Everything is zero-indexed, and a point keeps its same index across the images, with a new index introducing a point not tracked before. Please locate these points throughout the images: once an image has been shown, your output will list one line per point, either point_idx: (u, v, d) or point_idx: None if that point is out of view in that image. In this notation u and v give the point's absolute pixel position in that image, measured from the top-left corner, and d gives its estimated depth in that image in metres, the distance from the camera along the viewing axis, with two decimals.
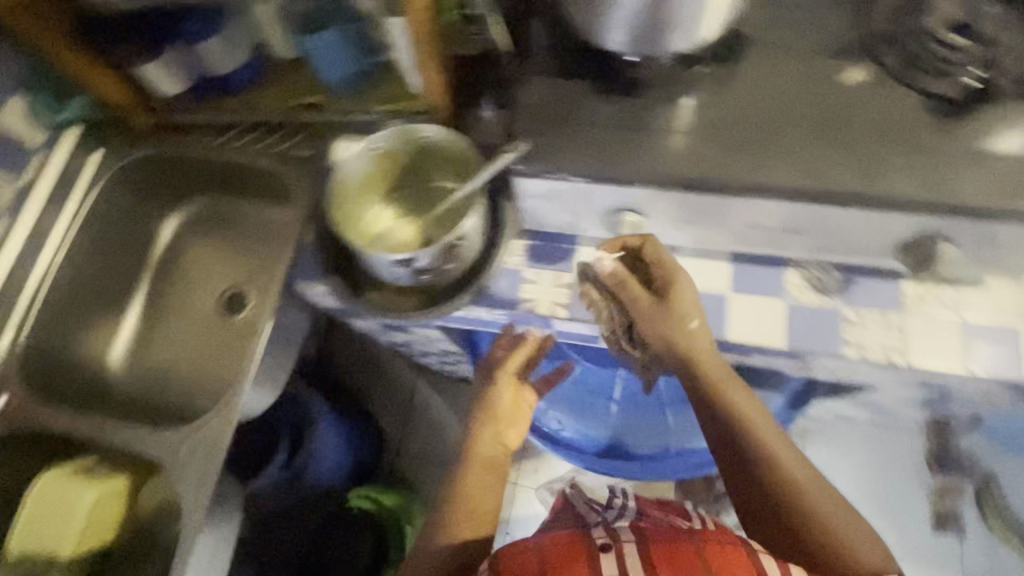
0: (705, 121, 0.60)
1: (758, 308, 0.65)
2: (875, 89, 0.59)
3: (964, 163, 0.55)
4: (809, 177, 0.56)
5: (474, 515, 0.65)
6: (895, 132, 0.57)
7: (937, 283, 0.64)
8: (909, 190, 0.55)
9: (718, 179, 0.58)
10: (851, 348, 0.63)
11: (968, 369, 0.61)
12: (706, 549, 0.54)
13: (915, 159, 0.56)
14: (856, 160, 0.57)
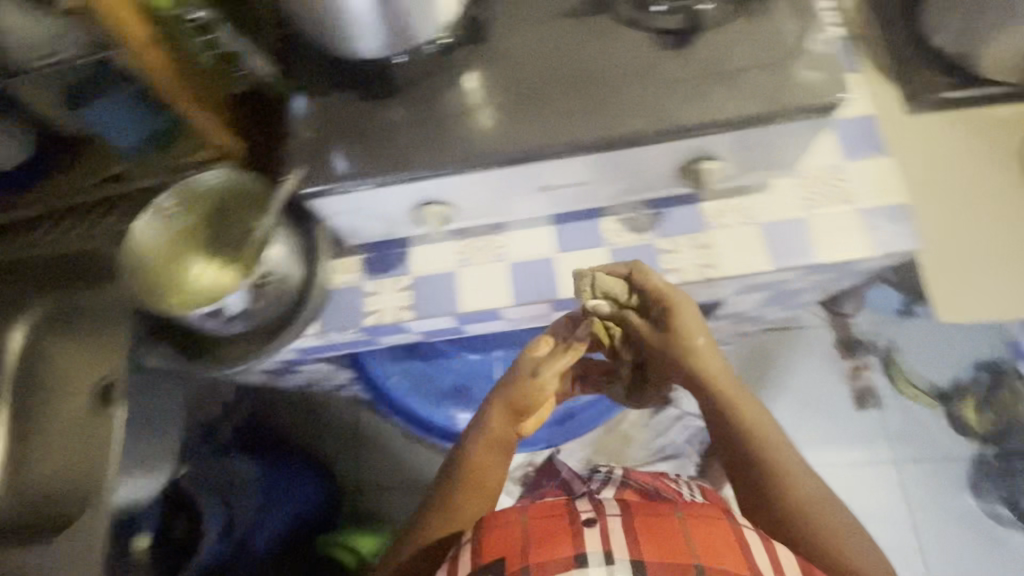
0: (502, 95, 0.61)
1: (583, 262, 0.69)
2: (627, 28, 0.61)
3: (714, 81, 0.59)
4: (606, 123, 0.59)
5: (469, 502, 0.63)
6: (655, 64, 0.60)
7: (733, 196, 0.69)
8: (691, 114, 0.58)
9: (529, 146, 0.59)
10: (671, 275, 0.67)
11: (773, 266, 0.66)
12: (688, 525, 0.60)
13: (690, 82, 0.59)
14: (639, 97, 0.59)
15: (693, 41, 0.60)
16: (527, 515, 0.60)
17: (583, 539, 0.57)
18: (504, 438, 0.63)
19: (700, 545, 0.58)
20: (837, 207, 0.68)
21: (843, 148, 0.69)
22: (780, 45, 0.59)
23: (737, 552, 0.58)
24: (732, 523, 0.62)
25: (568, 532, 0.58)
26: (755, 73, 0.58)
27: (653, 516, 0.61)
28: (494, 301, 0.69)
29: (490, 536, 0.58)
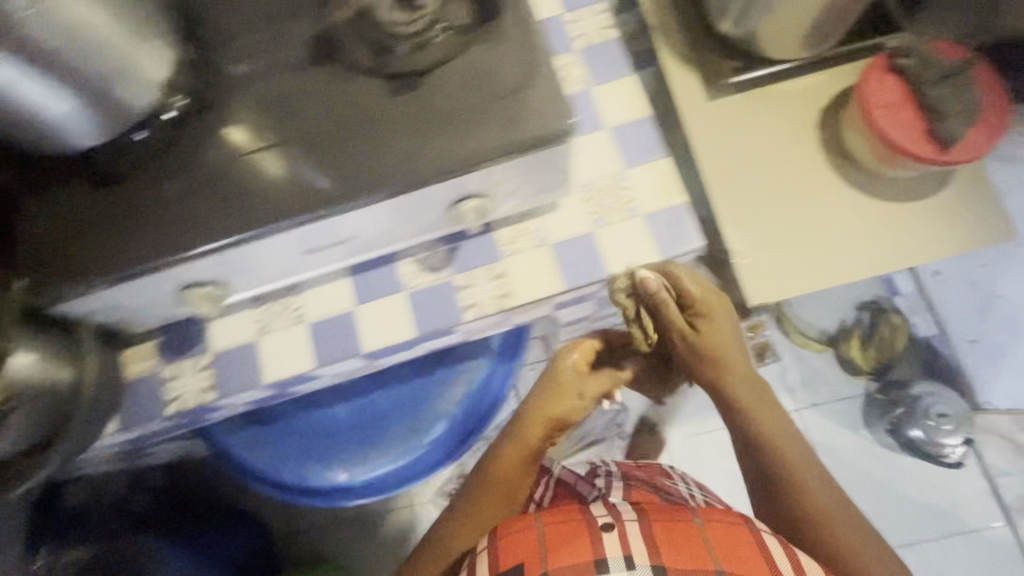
0: (290, 141, 0.58)
1: (383, 311, 0.68)
2: (394, 59, 0.58)
3: (496, 103, 0.57)
4: (400, 161, 0.56)
5: (483, 517, 0.83)
6: (436, 92, 0.58)
7: (524, 221, 0.69)
8: (482, 141, 0.56)
9: (325, 196, 0.56)
10: (470, 312, 0.67)
11: (566, 286, 0.66)
12: (706, 530, 0.72)
13: (475, 106, 0.57)
14: (428, 128, 0.57)
15: (431, 80, 0.58)
16: (543, 522, 0.75)
17: (603, 544, 0.71)
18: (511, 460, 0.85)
19: (720, 552, 0.69)
20: (622, 217, 0.68)
21: (622, 157, 0.70)
22: (516, 74, 0.57)
23: (759, 559, 0.68)
24: (754, 532, 0.72)
25: (589, 537, 0.72)
26: (494, 109, 0.57)
27: (673, 520, 0.75)
28: (298, 367, 0.67)
29: (505, 543, 0.73)
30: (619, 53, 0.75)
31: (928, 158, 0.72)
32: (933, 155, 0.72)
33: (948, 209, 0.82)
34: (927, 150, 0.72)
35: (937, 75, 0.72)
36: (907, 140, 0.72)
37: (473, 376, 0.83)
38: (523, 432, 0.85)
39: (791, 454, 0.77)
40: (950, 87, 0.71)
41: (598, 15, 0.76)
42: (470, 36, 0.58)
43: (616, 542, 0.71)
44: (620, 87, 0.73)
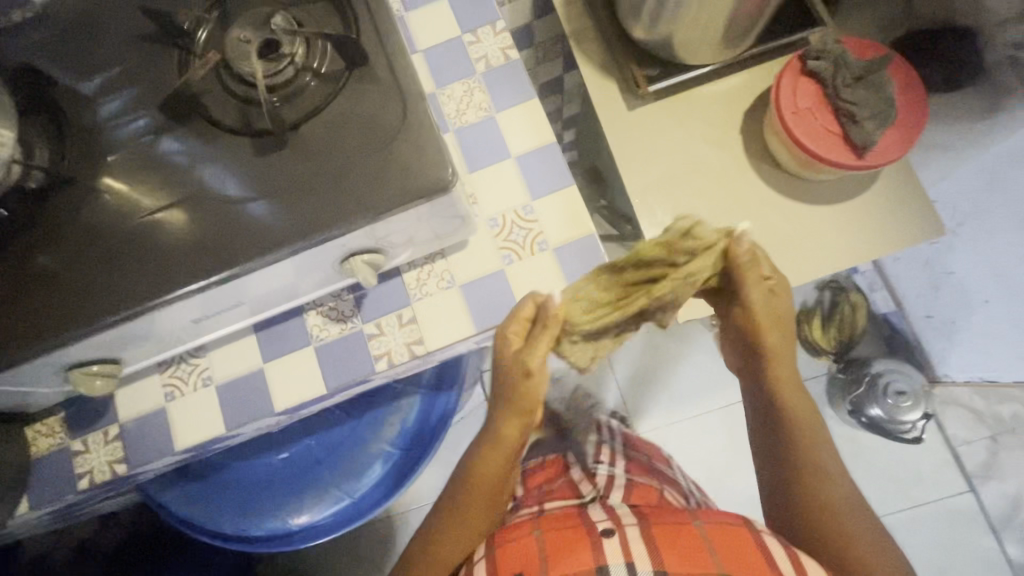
0: (185, 200, 0.54)
1: (292, 367, 0.66)
2: (285, 104, 0.55)
3: (394, 143, 0.53)
4: (299, 215, 0.52)
5: (474, 511, 0.68)
6: (335, 135, 0.54)
7: (433, 261, 0.66)
8: (383, 186, 0.52)
9: (223, 259, 0.52)
10: (382, 361, 0.65)
11: (478, 330, 0.64)
12: (707, 535, 0.67)
13: (372, 148, 0.53)
14: (326, 177, 0.53)
15: (303, 133, 0.54)
16: (541, 531, 0.72)
17: (604, 551, 0.67)
18: (497, 461, 0.66)
19: (721, 552, 0.65)
20: (532, 252, 0.66)
21: (529, 188, 0.67)
22: (391, 120, 0.53)
23: (761, 561, 0.62)
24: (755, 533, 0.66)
25: (585, 547, 0.68)
26: (371, 160, 0.53)
27: (674, 528, 0.69)
28: (208, 433, 0.65)
29: (505, 553, 0.68)
30: (522, 74, 0.71)
31: (845, 164, 0.70)
32: (850, 160, 0.70)
33: (889, 211, 0.80)
34: (844, 155, 0.70)
35: (849, 76, 0.70)
36: (823, 146, 0.70)
37: (408, 413, 0.81)
38: (505, 434, 0.65)
39: (816, 456, 0.63)
40: (864, 88, 0.69)
41: (498, 35, 0.72)
42: (341, 83, 0.55)
43: (614, 552, 0.67)
44: (524, 110, 0.70)
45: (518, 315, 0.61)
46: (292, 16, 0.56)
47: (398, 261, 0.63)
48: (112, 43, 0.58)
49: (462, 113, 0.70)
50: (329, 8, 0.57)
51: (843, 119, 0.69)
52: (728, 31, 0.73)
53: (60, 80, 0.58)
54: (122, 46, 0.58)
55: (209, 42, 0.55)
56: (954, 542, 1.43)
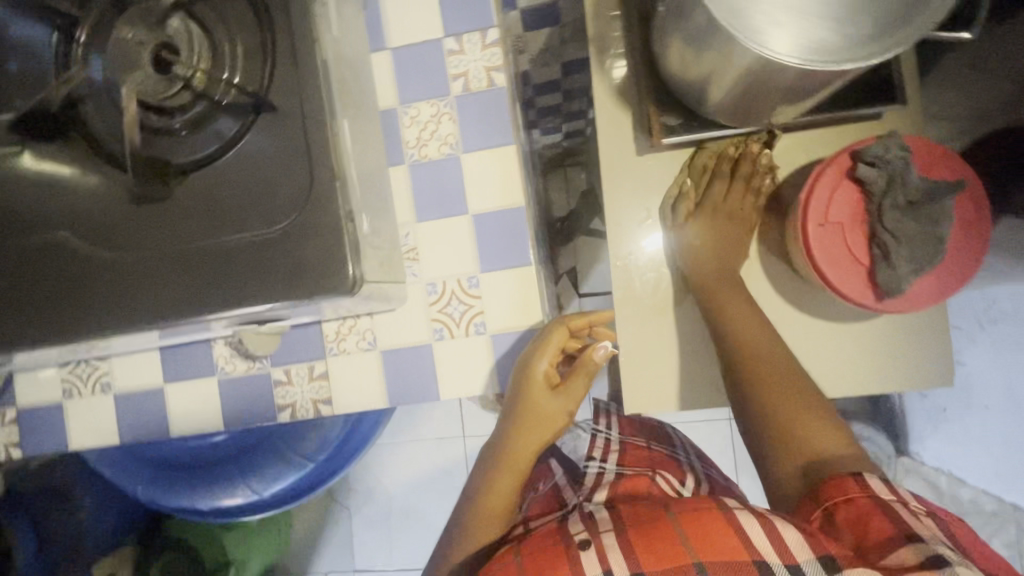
0: (54, 227, 0.45)
1: (192, 394, 0.61)
2: (183, 134, 0.44)
3: (298, 217, 0.42)
4: (176, 283, 0.43)
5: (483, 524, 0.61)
6: (232, 187, 0.43)
7: (357, 318, 0.58)
8: (276, 269, 0.42)
9: (87, 314, 0.44)
10: (286, 412, 0.60)
11: (392, 404, 0.59)
12: (685, 529, 0.50)
13: (273, 214, 0.42)
14: (216, 239, 0.43)
15: (194, 185, 0.43)
16: (522, 554, 0.54)
17: (582, 559, 0.51)
18: (508, 484, 0.62)
19: (694, 542, 0.49)
20: (467, 332, 0.58)
21: (480, 257, 0.58)
22: (297, 192, 0.42)
23: (730, 535, 0.48)
24: (735, 521, 0.49)
25: (563, 559, 0.52)
26: (270, 231, 0.42)
27: (645, 518, 0.53)
28: (102, 438, 0.63)
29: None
30: (503, 108, 0.58)
31: (858, 301, 0.58)
32: (865, 299, 0.58)
33: (890, 341, 0.68)
34: (860, 291, 0.58)
35: (902, 198, 0.55)
36: (840, 275, 0.58)
37: (330, 430, 0.78)
38: (524, 444, 0.61)
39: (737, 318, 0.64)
40: (915, 219, 0.55)
41: (487, 48, 0.58)
42: (244, 124, 0.43)
43: (592, 554, 0.51)
44: (496, 157, 0.58)
45: (547, 349, 0.56)
46: (196, 19, 0.44)
47: (312, 317, 0.56)
48: None
49: (423, 144, 0.58)
50: (244, 13, 0.44)
51: (874, 250, 0.57)
52: (779, 95, 0.57)
53: None
54: None
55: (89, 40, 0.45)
56: None
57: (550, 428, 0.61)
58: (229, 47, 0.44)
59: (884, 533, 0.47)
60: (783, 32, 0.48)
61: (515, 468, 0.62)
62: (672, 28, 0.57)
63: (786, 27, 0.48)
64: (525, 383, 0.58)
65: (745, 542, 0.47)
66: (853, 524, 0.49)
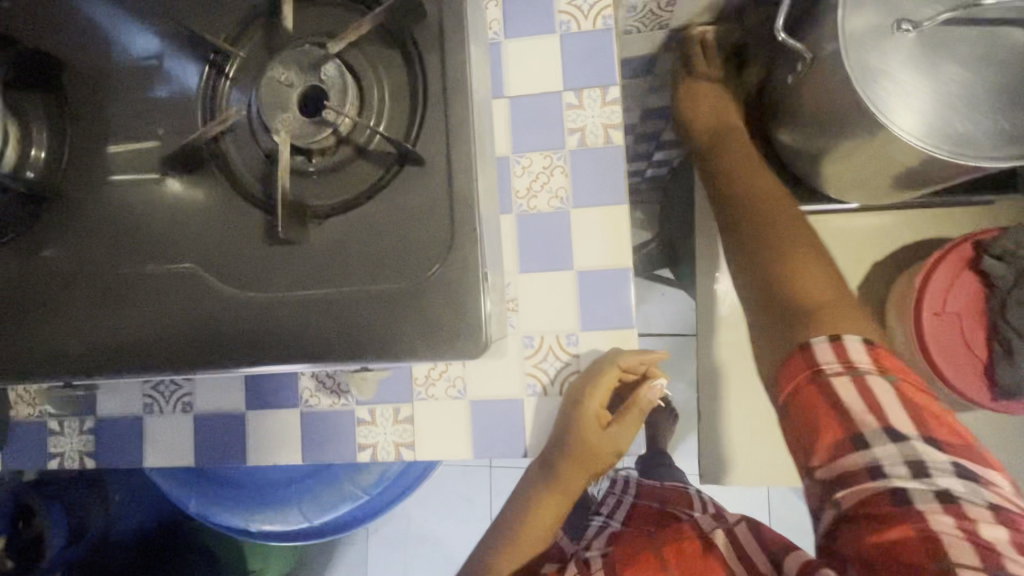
0: (189, 254, 0.45)
1: (273, 425, 0.60)
2: (324, 178, 0.44)
3: (440, 272, 0.41)
4: (308, 326, 0.42)
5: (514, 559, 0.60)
6: (372, 236, 0.43)
7: (448, 364, 0.57)
8: (414, 324, 0.41)
9: (212, 348, 0.43)
10: (366, 452, 0.59)
11: (476, 456, 0.57)
12: (665, 553, 0.55)
13: (411, 269, 0.42)
14: (352, 286, 0.42)
15: (329, 228, 0.43)
16: None
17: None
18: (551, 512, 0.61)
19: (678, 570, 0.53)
20: (562, 390, 0.56)
21: (582, 314, 0.56)
22: (432, 250, 0.42)
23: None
24: (709, 545, 0.54)
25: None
26: (410, 283, 0.41)
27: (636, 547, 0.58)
28: (176, 458, 0.62)
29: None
30: (618, 167, 0.57)
31: (975, 399, 0.55)
32: (982, 397, 0.55)
33: (987, 434, 0.65)
34: (977, 388, 0.55)
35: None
36: (957, 370, 0.55)
37: (390, 464, 0.77)
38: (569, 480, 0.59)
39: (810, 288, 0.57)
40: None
41: (606, 105, 0.57)
42: (387, 175, 0.43)
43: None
44: (606, 215, 0.57)
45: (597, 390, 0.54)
46: (347, 66, 0.44)
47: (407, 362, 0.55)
48: (141, 28, 0.47)
49: (533, 195, 0.58)
50: (397, 67, 0.44)
51: (996, 346, 0.54)
52: (903, 178, 0.55)
53: (71, 57, 0.48)
54: (142, 35, 0.47)
55: (241, 77, 0.45)
56: None
57: (593, 465, 0.58)
58: (379, 98, 0.44)
59: (831, 431, 0.49)
60: (928, 124, 0.48)
61: (553, 504, 0.60)
62: (796, 102, 0.56)
63: (930, 113, 0.48)
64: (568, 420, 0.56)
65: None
66: (801, 417, 0.52)
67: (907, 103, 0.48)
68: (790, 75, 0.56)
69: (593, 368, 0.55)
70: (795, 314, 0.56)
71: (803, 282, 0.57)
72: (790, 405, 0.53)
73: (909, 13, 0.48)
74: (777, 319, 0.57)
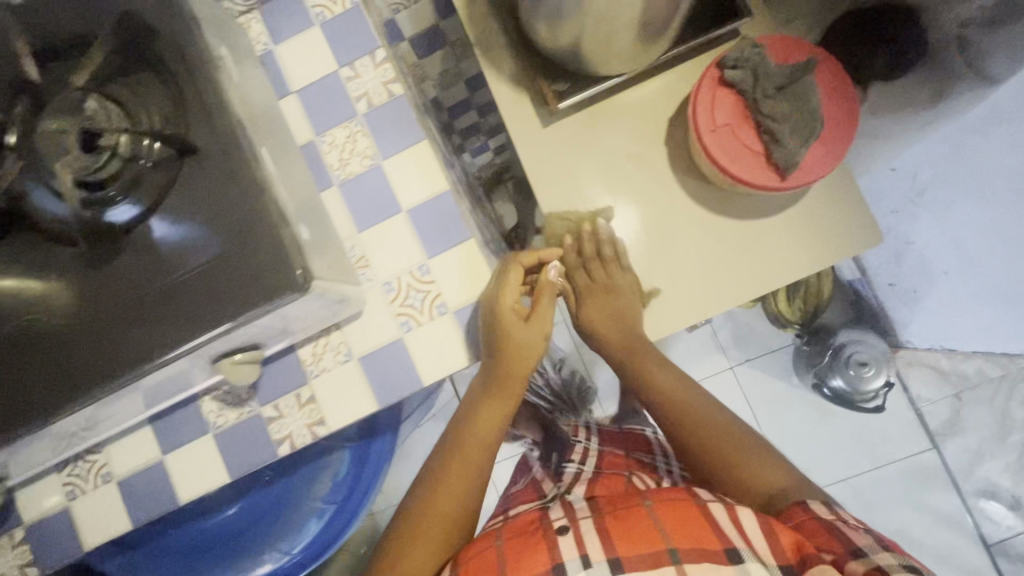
0: (35, 309, 0.48)
1: (192, 457, 0.63)
2: (122, 196, 0.48)
3: (247, 231, 0.46)
4: (158, 326, 0.47)
5: (454, 481, 0.68)
6: (181, 226, 0.47)
7: (327, 334, 0.62)
8: (243, 284, 0.46)
9: (87, 381, 0.47)
10: (285, 445, 0.62)
11: (379, 405, 0.61)
12: (659, 513, 0.61)
13: (224, 238, 0.47)
14: (182, 275, 0.47)
15: (144, 237, 0.48)
16: (501, 539, 0.62)
17: (559, 549, 0.59)
18: (498, 409, 0.74)
19: (672, 529, 0.59)
20: (432, 317, 0.61)
21: (424, 246, 0.62)
22: (231, 220, 0.47)
23: (705, 527, 0.59)
24: (704, 505, 0.61)
25: (544, 548, 0.60)
26: (227, 251, 0.46)
27: (624, 509, 0.63)
28: (114, 529, 0.63)
29: (466, 570, 0.58)
30: (408, 112, 0.64)
31: (768, 186, 0.64)
32: (773, 182, 0.64)
33: (823, 221, 0.74)
34: (767, 178, 0.64)
35: (771, 86, 0.62)
36: (744, 169, 0.64)
37: (338, 466, 0.81)
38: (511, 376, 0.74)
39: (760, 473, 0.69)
40: (788, 101, 0.62)
41: (378, 67, 0.64)
42: (175, 172, 0.48)
43: (568, 546, 0.60)
44: (412, 156, 0.63)
45: (509, 286, 0.63)
46: (108, 96, 0.48)
47: (284, 343, 0.59)
48: None
49: (346, 163, 0.64)
50: (154, 81, 0.49)
51: (764, 137, 0.63)
52: (640, 37, 0.64)
53: None
54: None
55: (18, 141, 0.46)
56: (920, 502, 1.44)
57: (525, 355, 0.73)
58: (146, 112, 0.48)
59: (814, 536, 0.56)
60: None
61: (497, 402, 0.74)
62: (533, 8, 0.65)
63: None
64: (495, 325, 0.62)
65: (719, 534, 0.58)
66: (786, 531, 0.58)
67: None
68: None
69: (481, 284, 0.62)
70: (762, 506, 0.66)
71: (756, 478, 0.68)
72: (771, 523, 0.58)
73: None
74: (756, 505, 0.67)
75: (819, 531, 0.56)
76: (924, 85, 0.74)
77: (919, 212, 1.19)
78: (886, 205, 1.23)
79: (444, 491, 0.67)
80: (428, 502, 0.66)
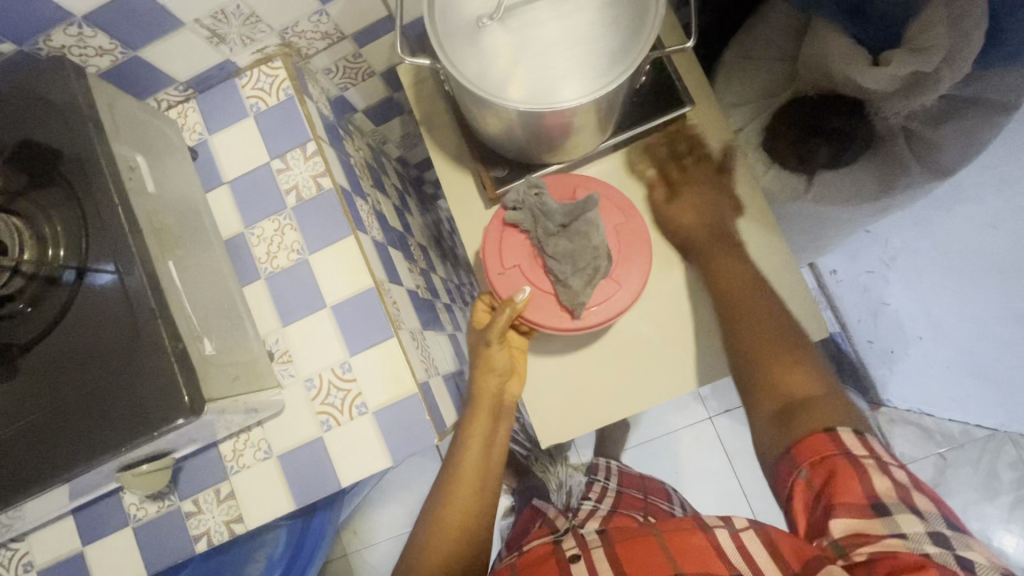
0: None
1: (112, 550, 0.63)
2: (24, 312, 0.48)
3: (137, 352, 0.46)
4: (50, 445, 0.47)
5: (469, 449, 0.65)
6: (80, 346, 0.48)
7: (249, 431, 0.61)
8: (133, 407, 0.46)
9: None
10: (202, 541, 0.62)
11: (295, 504, 0.60)
12: (666, 540, 0.59)
13: (116, 359, 0.47)
14: (76, 396, 0.47)
15: (39, 355, 0.48)
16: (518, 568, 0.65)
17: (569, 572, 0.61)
18: (486, 412, 0.66)
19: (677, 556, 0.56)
20: (351, 416, 0.61)
21: (347, 343, 0.62)
22: (125, 343, 0.47)
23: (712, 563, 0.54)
24: (708, 532, 0.57)
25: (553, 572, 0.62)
26: (119, 373, 0.46)
27: (633, 538, 0.62)
28: None
29: None
30: (337, 206, 0.64)
31: (567, 327, 0.63)
32: (569, 323, 0.63)
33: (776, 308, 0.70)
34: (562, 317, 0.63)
35: (552, 224, 0.62)
36: (542, 313, 0.63)
37: (276, 547, 0.81)
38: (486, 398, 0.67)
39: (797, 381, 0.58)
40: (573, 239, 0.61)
41: (309, 160, 0.64)
42: (74, 291, 0.48)
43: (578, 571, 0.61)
44: (339, 251, 0.63)
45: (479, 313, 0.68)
46: (12, 213, 0.48)
47: (199, 444, 0.59)
48: None
49: (273, 256, 0.64)
50: (58, 196, 0.49)
51: (553, 278, 0.62)
52: (567, 133, 0.63)
53: None
54: None
55: None
56: None
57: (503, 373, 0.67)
58: (49, 227, 0.48)
59: (855, 499, 0.49)
60: (575, 81, 0.54)
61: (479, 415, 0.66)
62: (462, 103, 0.64)
63: (570, 75, 0.54)
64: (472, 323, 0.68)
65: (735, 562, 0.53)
66: (827, 478, 0.51)
67: (557, 82, 0.54)
68: (446, 83, 0.64)
69: (406, 391, 0.60)
70: (795, 408, 0.56)
71: (790, 379, 0.58)
72: (806, 474, 0.52)
73: (484, 10, 0.55)
74: (773, 411, 0.57)
75: (849, 472, 0.50)
76: (871, 172, 0.72)
77: (891, 276, 1.23)
78: (862, 264, 1.25)
79: (464, 459, 0.64)
80: (459, 462, 0.64)
